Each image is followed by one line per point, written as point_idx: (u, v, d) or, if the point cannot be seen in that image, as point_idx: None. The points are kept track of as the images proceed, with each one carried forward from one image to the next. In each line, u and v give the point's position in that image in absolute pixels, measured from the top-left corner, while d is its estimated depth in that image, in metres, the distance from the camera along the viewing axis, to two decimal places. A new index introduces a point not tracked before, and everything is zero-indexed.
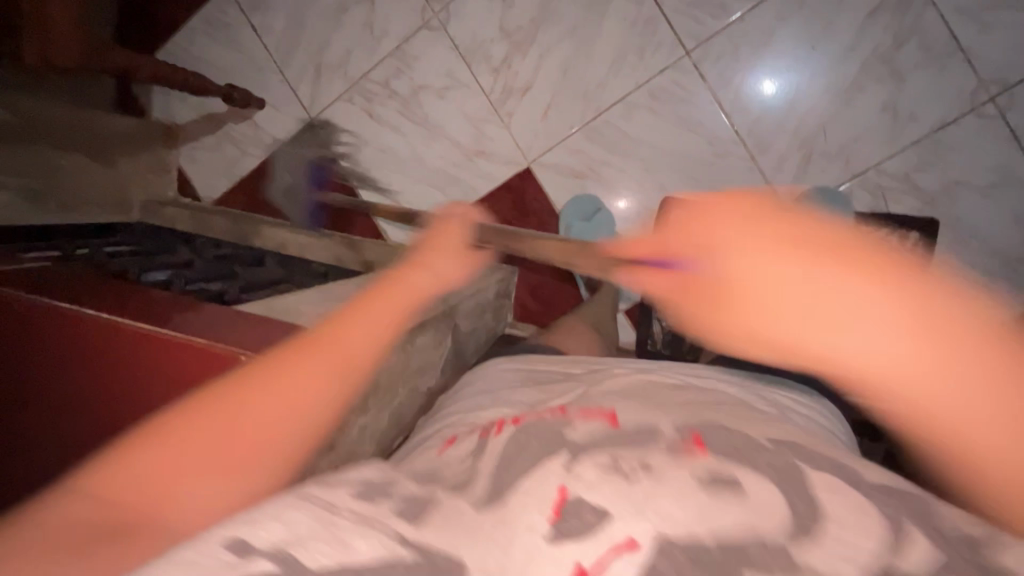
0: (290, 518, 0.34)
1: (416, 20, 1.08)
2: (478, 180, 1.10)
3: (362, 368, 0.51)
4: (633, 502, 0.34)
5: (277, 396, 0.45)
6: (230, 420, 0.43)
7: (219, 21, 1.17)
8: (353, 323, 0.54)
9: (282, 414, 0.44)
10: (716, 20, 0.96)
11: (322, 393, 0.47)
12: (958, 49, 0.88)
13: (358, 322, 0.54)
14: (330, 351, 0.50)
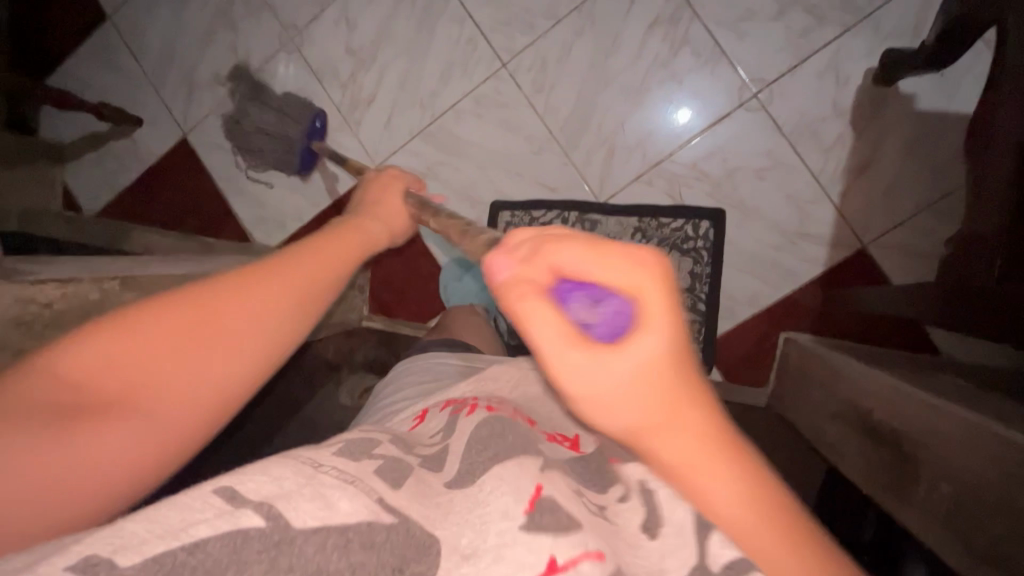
0: (277, 472, 0.33)
1: (275, 43, 1.21)
2: (333, 184, 1.20)
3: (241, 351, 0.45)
4: (606, 533, 0.33)
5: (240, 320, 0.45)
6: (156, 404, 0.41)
7: (103, 49, 1.29)
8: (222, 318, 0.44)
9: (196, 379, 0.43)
10: (525, 36, 1.09)
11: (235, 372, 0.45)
12: (723, 54, 1.03)
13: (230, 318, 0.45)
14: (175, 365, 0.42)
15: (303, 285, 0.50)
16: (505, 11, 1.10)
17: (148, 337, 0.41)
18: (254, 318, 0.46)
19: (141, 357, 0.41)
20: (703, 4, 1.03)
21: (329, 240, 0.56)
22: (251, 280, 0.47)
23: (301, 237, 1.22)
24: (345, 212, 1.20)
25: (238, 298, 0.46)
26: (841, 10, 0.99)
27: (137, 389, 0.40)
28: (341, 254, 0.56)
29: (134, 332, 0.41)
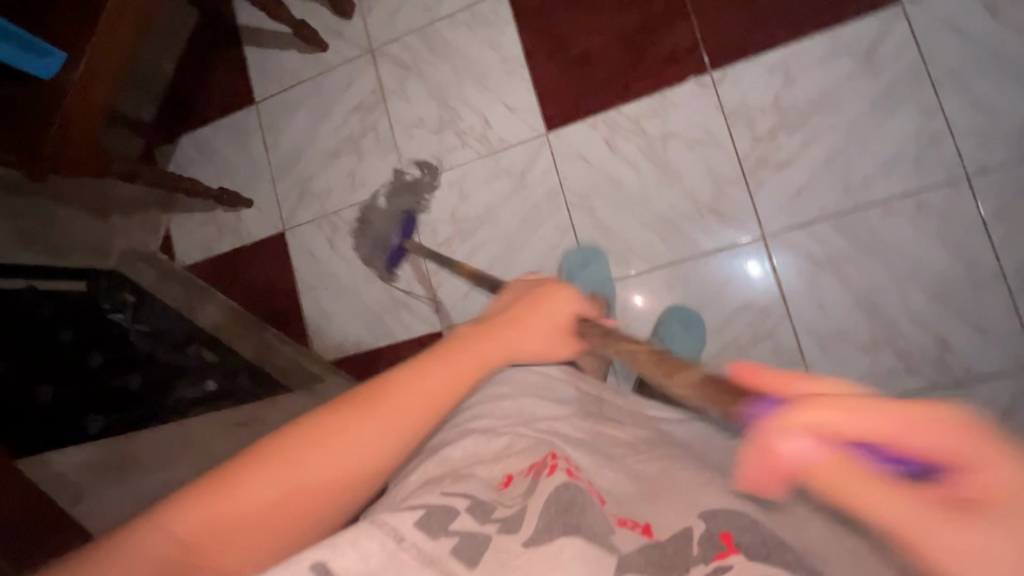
0: (361, 542, 0.38)
1: (389, 183, 1.27)
2: (398, 328, 1.25)
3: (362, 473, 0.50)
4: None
5: (396, 418, 0.53)
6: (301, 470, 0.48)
7: (240, 128, 1.39)
8: (344, 427, 0.51)
9: (347, 466, 0.49)
10: (618, 269, 1.11)
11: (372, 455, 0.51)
12: (802, 362, 1.02)
13: (345, 429, 0.51)
14: (314, 464, 0.48)
15: (440, 381, 0.58)
16: (606, 240, 1.12)
17: (346, 432, 0.51)
18: (420, 412, 0.55)
19: (346, 448, 0.50)
20: (799, 307, 1.02)
21: (415, 382, 0.56)
22: (400, 390, 0.55)
23: (353, 363, 1.28)
24: (400, 358, 1.25)
25: (360, 426, 0.51)
26: (933, 368, 0.97)
27: (270, 504, 0.46)
28: (480, 356, 0.64)
29: (348, 423, 0.51)
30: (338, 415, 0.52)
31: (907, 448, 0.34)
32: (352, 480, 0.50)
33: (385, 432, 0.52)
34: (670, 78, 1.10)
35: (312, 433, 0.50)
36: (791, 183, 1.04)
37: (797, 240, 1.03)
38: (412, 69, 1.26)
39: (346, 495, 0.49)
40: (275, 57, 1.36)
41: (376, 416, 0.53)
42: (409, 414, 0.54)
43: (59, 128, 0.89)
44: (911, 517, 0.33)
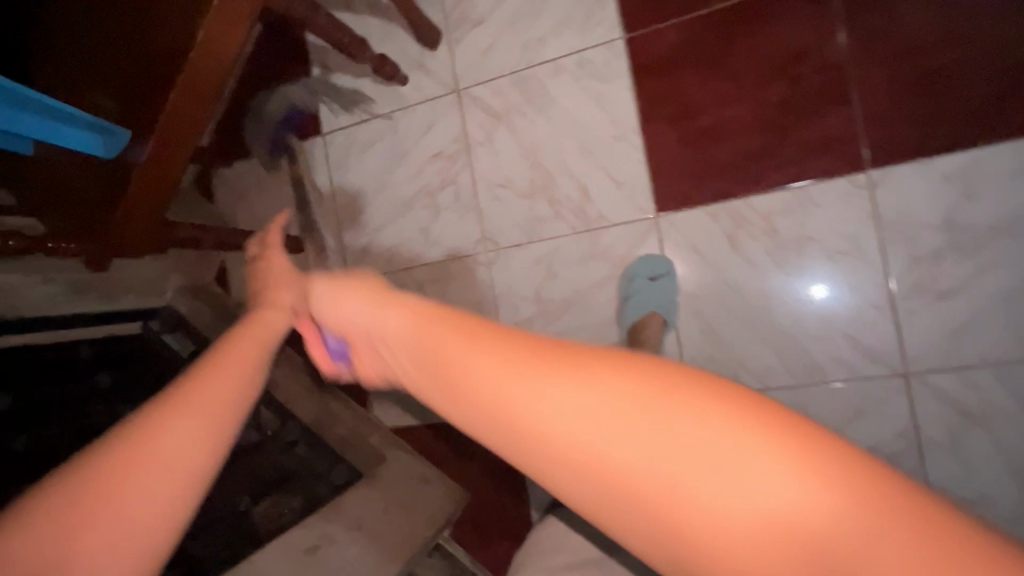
0: None
1: (466, 247, 1.15)
2: None
3: (198, 460, 0.47)
4: None
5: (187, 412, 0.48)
6: (121, 482, 0.43)
7: (304, 161, 1.26)
8: (156, 429, 0.46)
9: (188, 460, 0.47)
10: (725, 384, 0.99)
11: (202, 445, 0.48)
12: None
13: (163, 431, 0.46)
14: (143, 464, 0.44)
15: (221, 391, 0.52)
16: (714, 349, 0.99)
17: (157, 463, 0.45)
18: (230, 393, 0.52)
19: (143, 482, 0.44)
20: (938, 462, 0.89)
21: (198, 376, 0.52)
22: (193, 389, 0.50)
23: (417, 435, 1.20)
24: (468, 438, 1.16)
25: (168, 421, 0.47)
26: None
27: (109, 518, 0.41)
28: (251, 358, 0.57)
29: (146, 446, 0.45)
30: (133, 439, 0.46)
31: (600, 374, 0.39)
32: (188, 467, 0.47)
33: (201, 417, 0.49)
34: (815, 171, 0.93)
35: (102, 479, 0.43)
36: (950, 318, 0.88)
37: (947, 385, 0.88)
38: (503, 119, 1.11)
39: (181, 488, 0.46)
40: (348, 85, 1.21)
41: (187, 407, 0.49)
42: (224, 398, 0.51)
43: (126, 214, 0.80)
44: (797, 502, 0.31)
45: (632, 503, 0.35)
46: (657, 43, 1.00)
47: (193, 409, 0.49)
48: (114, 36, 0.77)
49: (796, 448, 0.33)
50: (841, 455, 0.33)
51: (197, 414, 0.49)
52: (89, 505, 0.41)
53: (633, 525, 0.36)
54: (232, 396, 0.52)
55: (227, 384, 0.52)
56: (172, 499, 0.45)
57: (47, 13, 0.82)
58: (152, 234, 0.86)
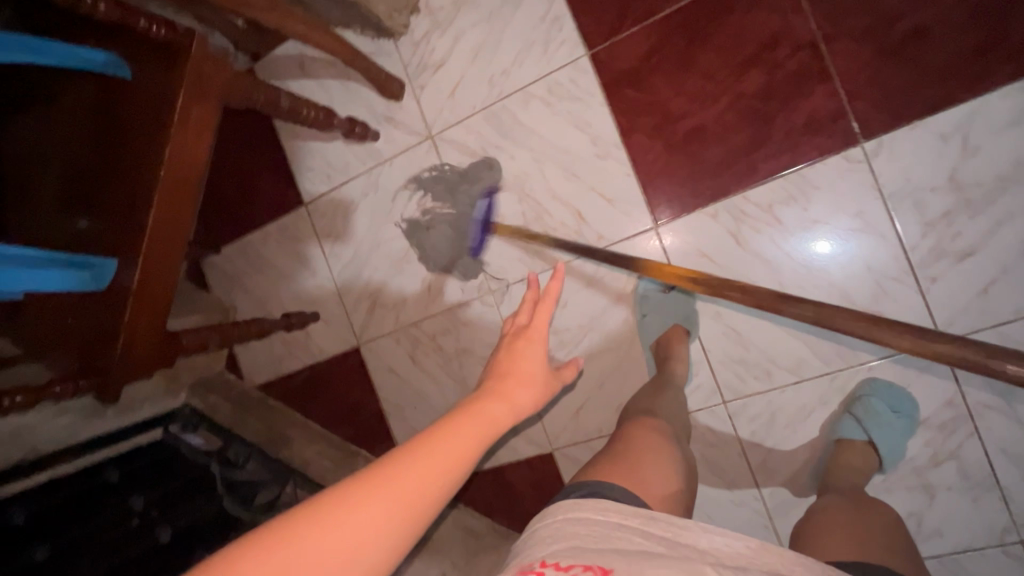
0: None
1: (469, 291, 1.12)
2: (503, 450, 1.14)
3: (419, 515, 0.43)
4: None
5: (352, 545, 0.39)
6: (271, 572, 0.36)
7: (292, 234, 1.25)
8: (342, 515, 0.40)
9: (355, 547, 0.39)
10: (758, 382, 0.97)
11: (374, 551, 0.40)
12: (996, 486, 0.87)
13: (366, 504, 0.41)
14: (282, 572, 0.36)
15: (427, 480, 0.44)
16: (741, 351, 0.97)
17: (375, 511, 0.41)
18: (430, 492, 0.44)
19: (377, 509, 0.41)
20: (990, 424, 0.87)
21: (388, 471, 0.43)
22: (407, 459, 0.44)
23: (456, 486, 1.19)
24: (509, 480, 1.14)
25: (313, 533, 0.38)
26: None
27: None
28: (474, 441, 0.49)
29: (349, 513, 0.40)
30: (315, 516, 0.39)
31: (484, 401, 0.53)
32: (410, 504, 0.42)
33: (417, 504, 0.43)
34: (807, 153, 0.91)
35: (320, 512, 0.40)
36: (974, 278, 0.85)
37: (983, 344, 0.86)
38: (483, 158, 1.09)
39: (399, 536, 0.41)
40: (320, 151, 1.20)
41: (383, 490, 0.42)
42: (417, 512, 0.42)
43: (126, 345, 0.77)
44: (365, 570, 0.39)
45: (428, 492, 0.44)
46: (622, 54, 0.98)
47: (374, 530, 0.40)
48: (86, 169, 0.76)
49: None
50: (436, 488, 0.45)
51: (376, 517, 0.40)
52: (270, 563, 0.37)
53: (427, 460, 0.45)
54: (419, 507, 0.43)
55: (362, 517, 0.40)
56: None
57: (10, 160, 0.81)
58: (157, 351, 0.84)
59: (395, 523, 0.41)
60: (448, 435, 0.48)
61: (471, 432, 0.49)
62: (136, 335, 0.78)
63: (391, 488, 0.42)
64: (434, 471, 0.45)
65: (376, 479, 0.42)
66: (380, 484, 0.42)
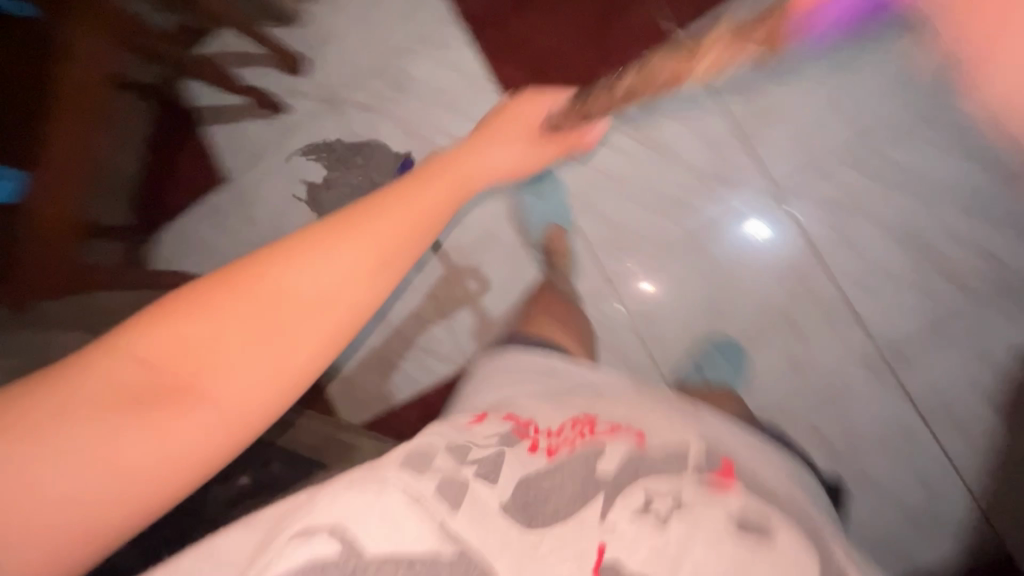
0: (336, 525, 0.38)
1: None
2: (422, 375, 1.19)
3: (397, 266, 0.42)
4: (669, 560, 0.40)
5: (227, 342, 0.37)
6: (145, 410, 0.35)
7: (217, 209, 1.35)
8: (194, 308, 0.37)
9: (242, 346, 0.37)
10: (634, 260, 1.07)
11: (321, 321, 0.39)
12: (847, 308, 0.99)
13: (223, 303, 0.37)
14: (167, 398, 0.35)
15: (378, 229, 0.42)
16: (616, 233, 1.08)
17: (259, 289, 0.38)
18: (401, 243, 0.43)
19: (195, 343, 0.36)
20: (828, 256, 1.00)
21: (227, 267, 0.40)
22: (341, 228, 0.41)
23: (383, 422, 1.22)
24: (431, 405, 1.18)
25: (168, 333, 0.36)
26: (985, 285, 0.92)
27: (159, 399, 0.35)
28: (446, 190, 0.52)
29: (267, 275, 0.38)
30: (159, 315, 0.37)
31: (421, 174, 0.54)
32: (375, 262, 0.41)
33: (376, 258, 0.41)
34: (637, 57, 1.07)
35: (171, 313, 0.37)
36: (786, 135, 1.02)
37: (813, 187, 1.01)
38: (377, 110, 1.24)
39: (372, 284, 0.41)
40: (239, 131, 1.35)
41: (237, 276, 0.38)
42: (375, 263, 0.41)
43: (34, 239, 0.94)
44: (252, 335, 0.37)
45: (347, 231, 0.41)
46: (480, 7, 1.18)
47: (302, 295, 0.38)
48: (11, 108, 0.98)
49: (302, 338, 0.38)
50: (400, 238, 0.43)
51: (300, 309, 0.38)
52: (156, 390, 0.35)
53: (363, 223, 0.42)
54: (318, 258, 0.39)
55: (219, 312, 0.37)
56: (216, 394, 0.36)
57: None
58: (68, 262, 0.99)
59: (230, 285, 0.38)
60: (357, 226, 0.42)
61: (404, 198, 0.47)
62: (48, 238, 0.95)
63: (325, 246, 0.40)
64: (381, 223, 0.43)
65: (222, 266, 0.40)
66: (240, 264, 0.39)
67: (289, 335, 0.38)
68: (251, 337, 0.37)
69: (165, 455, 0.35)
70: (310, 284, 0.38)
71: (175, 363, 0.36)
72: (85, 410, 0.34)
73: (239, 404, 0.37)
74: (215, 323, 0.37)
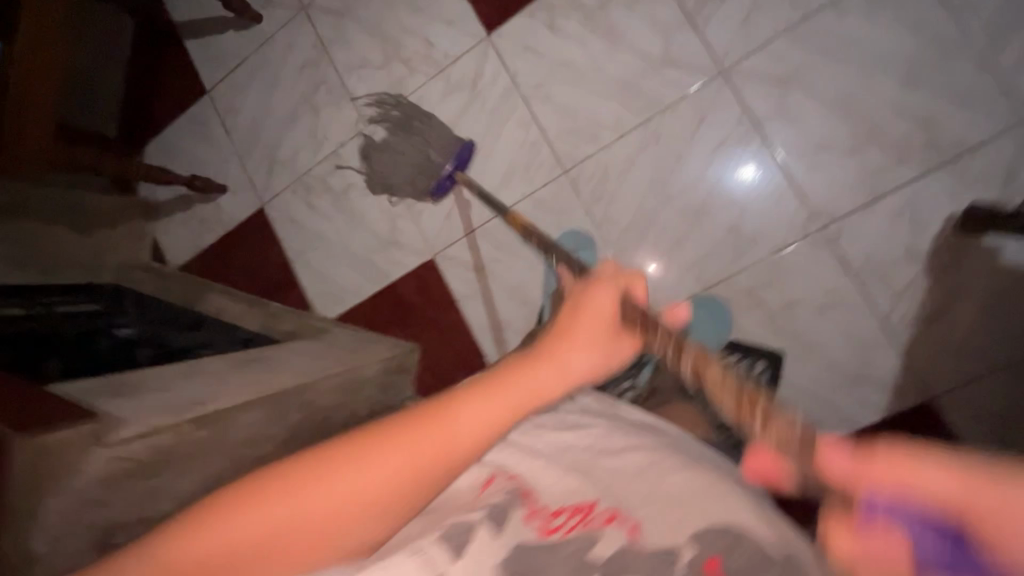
0: None
1: (350, 130, 1.28)
2: (393, 268, 1.26)
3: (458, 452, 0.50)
4: None
5: (361, 493, 0.47)
6: (265, 542, 0.44)
7: (199, 119, 1.41)
8: (375, 458, 0.48)
9: (373, 493, 0.47)
10: (589, 147, 1.10)
11: (398, 485, 0.48)
12: (791, 184, 1.00)
13: (365, 467, 0.48)
14: (297, 527, 0.45)
15: (464, 426, 0.51)
16: (572, 121, 1.11)
17: (392, 454, 0.48)
18: (468, 430, 0.51)
19: (319, 515, 0.46)
20: (775, 133, 1.01)
21: (429, 417, 0.51)
22: (455, 407, 0.51)
23: (357, 313, 1.29)
24: (401, 295, 1.25)
25: (322, 481, 0.47)
26: (923, 150, 0.95)
27: (281, 540, 0.45)
28: (542, 381, 0.54)
29: (379, 446, 0.49)
30: (309, 467, 0.48)
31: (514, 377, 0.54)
32: (441, 445, 0.50)
33: (487, 421, 0.52)
34: None
35: (339, 459, 0.48)
36: (736, 11, 1.02)
37: (756, 66, 1.01)
38: (346, 14, 1.27)
39: (418, 458, 0.49)
40: (215, 43, 1.39)
41: (404, 440, 0.49)
42: (471, 434, 0.51)
43: (19, 107, 1.01)
44: (373, 481, 0.47)
45: (475, 420, 0.51)
46: None
47: (407, 459, 0.49)
48: None
49: (407, 492, 0.49)
50: (455, 401, 0.52)
51: (394, 464, 0.48)
52: (278, 533, 0.45)
53: (459, 418, 0.51)
54: (448, 436, 0.50)
55: (357, 476, 0.47)
56: (334, 543, 0.46)
57: None
58: (53, 133, 1.08)
59: (432, 453, 0.49)
60: (466, 402, 0.52)
61: (495, 394, 0.53)
62: (31, 106, 1.02)
63: (457, 419, 0.51)
64: (463, 419, 0.51)
65: (433, 410, 0.51)
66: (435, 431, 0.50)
67: (383, 495, 0.48)
68: (375, 494, 0.47)
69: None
70: (451, 442, 0.50)
71: (317, 502, 0.46)
72: (223, 538, 0.43)
73: (338, 538, 0.46)
74: (399, 476, 0.48)
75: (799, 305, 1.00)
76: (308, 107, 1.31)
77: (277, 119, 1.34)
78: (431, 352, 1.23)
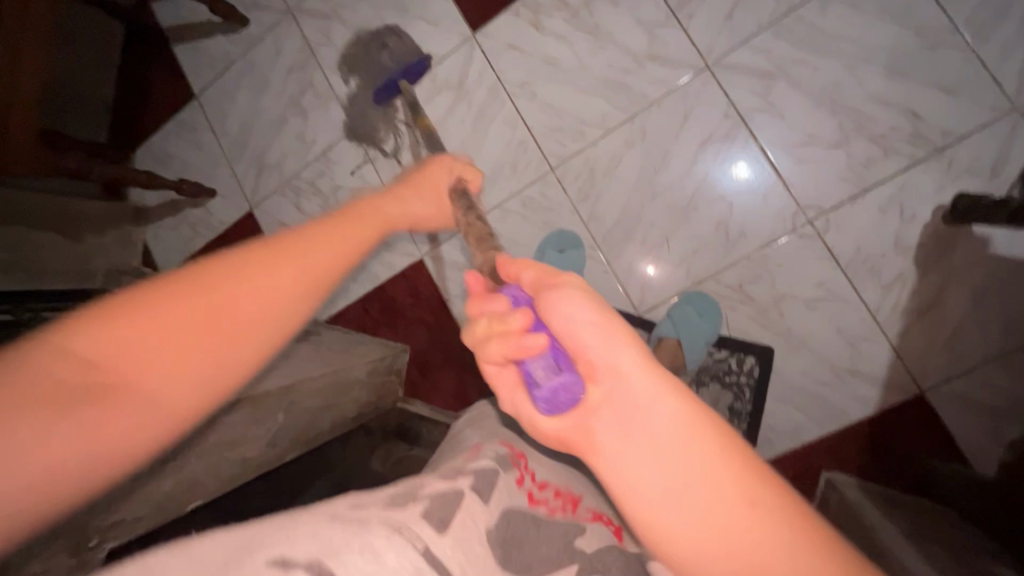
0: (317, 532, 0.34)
1: (337, 132, 1.28)
2: (382, 269, 1.26)
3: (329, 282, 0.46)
4: None
5: (230, 322, 0.39)
6: (105, 380, 0.34)
7: (188, 124, 1.41)
8: (240, 283, 0.40)
9: (244, 317, 0.40)
10: (576, 144, 1.10)
11: (284, 308, 0.42)
12: (779, 178, 1.00)
13: (227, 291, 0.40)
14: (146, 361, 0.35)
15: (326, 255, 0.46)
16: (559, 118, 1.11)
17: (267, 276, 0.42)
18: (336, 256, 0.47)
19: (179, 339, 0.37)
20: (761, 127, 1.00)
21: (289, 244, 0.45)
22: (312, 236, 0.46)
23: (346, 315, 1.28)
24: (391, 297, 1.25)
25: (163, 311, 0.37)
26: (911, 142, 0.94)
27: (124, 389, 0.35)
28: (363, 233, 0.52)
29: (249, 272, 0.41)
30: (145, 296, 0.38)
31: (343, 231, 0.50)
32: (310, 267, 0.44)
33: (341, 252, 0.47)
34: None
35: (184, 278, 0.39)
36: (720, 6, 1.02)
37: (741, 60, 1.01)
38: (333, 16, 1.27)
39: (292, 282, 0.43)
40: (204, 48, 1.39)
41: (264, 264, 0.42)
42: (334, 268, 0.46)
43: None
44: (242, 309, 0.40)
45: (333, 258, 0.47)
46: None
47: (279, 278, 0.42)
48: None
49: (276, 325, 0.42)
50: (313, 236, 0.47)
51: (260, 285, 0.41)
52: (116, 376, 0.34)
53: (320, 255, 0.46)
54: (313, 264, 0.45)
55: (221, 299, 0.39)
56: (199, 383, 0.38)
57: None
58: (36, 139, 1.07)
59: (304, 275, 0.44)
60: (322, 242, 0.47)
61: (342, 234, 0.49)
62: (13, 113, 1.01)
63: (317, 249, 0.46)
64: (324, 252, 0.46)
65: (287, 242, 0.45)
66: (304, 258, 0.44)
67: (250, 330, 0.40)
68: (245, 324, 0.40)
69: (132, 434, 0.34)
70: (320, 268, 0.45)
71: (169, 334, 0.37)
72: (41, 383, 0.32)
73: (206, 380, 0.38)
74: (267, 299, 0.41)
75: (788, 300, 0.99)
76: (296, 109, 1.31)
77: (266, 121, 1.34)
78: (421, 353, 1.22)
